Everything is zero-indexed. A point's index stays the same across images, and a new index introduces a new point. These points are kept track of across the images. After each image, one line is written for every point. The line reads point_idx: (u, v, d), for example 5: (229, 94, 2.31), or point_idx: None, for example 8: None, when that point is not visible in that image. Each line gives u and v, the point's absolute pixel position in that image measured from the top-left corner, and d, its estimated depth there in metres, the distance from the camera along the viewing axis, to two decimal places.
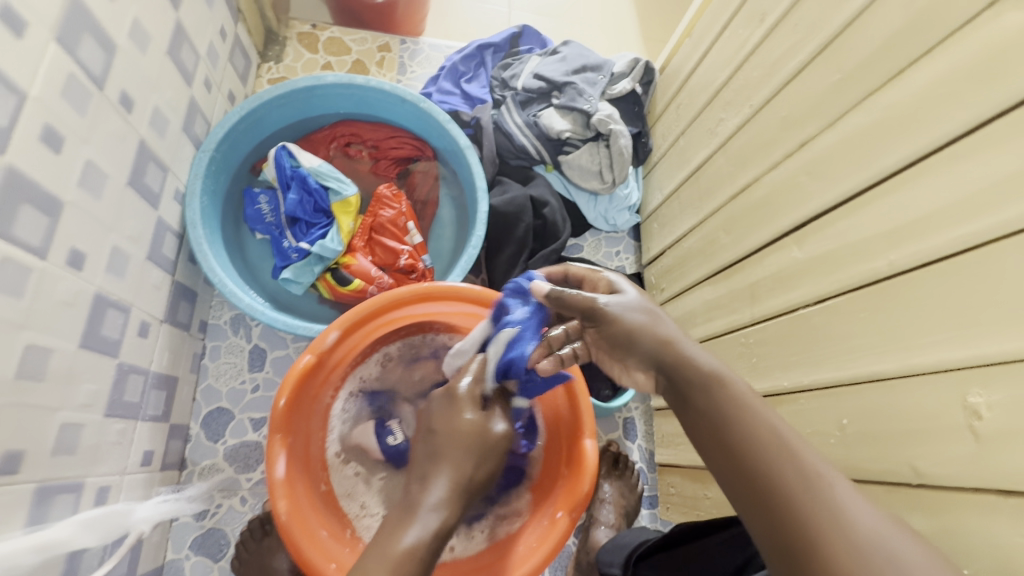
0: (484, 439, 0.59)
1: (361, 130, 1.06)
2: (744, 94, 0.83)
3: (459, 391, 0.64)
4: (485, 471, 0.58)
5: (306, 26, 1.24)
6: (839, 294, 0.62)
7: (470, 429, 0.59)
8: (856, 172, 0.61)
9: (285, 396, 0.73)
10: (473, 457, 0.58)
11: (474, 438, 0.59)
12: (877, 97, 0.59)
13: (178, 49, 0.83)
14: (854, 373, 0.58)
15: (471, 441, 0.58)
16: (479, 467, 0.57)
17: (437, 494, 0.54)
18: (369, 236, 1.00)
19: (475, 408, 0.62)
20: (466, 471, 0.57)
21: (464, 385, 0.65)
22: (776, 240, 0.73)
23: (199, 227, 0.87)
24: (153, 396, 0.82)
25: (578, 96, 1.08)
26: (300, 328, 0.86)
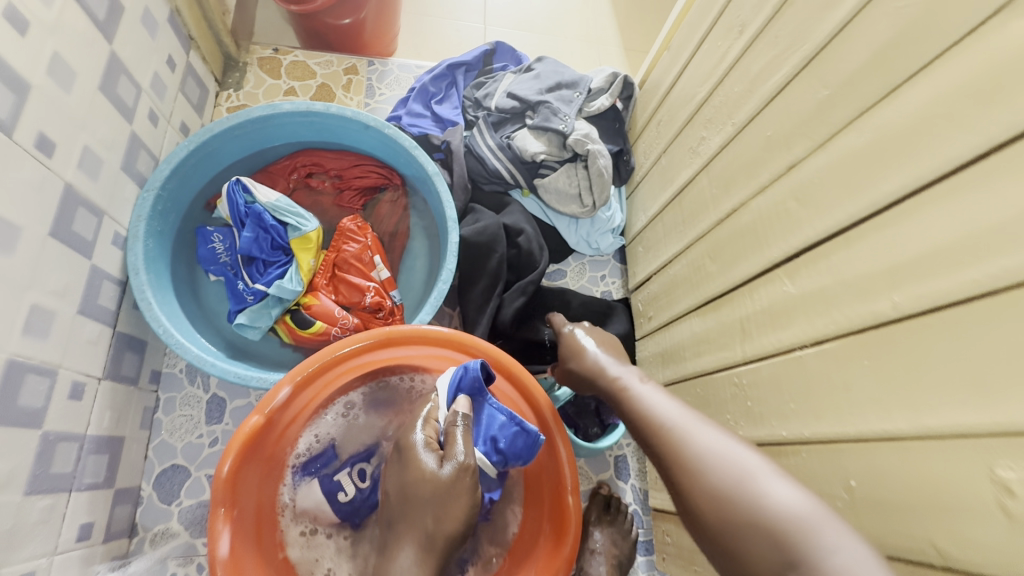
0: (441, 490, 0.61)
1: (324, 159, 1.00)
2: (725, 112, 0.77)
3: (410, 445, 0.65)
4: (451, 519, 0.60)
5: (267, 50, 1.18)
6: (837, 337, 0.55)
7: (426, 482, 0.61)
8: (850, 200, 0.54)
9: (229, 461, 0.66)
10: (433, 511, 0.60)
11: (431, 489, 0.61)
12: (870, 116, 0.53)
13: (113, 83, 0.77)
14: (861, 430, 0.52)
15: (429, 495, 0.61)
16: (443, 519, 0.60)
17: (407, 555, 0.59)
18: (333, 272, 0.93)
19: (425, 460, 0.63)
20: (427, 529, 0.60)
21: (417, 439, 0.65)
22: (765, 272, 0.66)
23: (142, 273, 0.80)
24: (92, 462, 0.75)
25: (552, 115, 1.01)
26: (253, 380, 0.79)
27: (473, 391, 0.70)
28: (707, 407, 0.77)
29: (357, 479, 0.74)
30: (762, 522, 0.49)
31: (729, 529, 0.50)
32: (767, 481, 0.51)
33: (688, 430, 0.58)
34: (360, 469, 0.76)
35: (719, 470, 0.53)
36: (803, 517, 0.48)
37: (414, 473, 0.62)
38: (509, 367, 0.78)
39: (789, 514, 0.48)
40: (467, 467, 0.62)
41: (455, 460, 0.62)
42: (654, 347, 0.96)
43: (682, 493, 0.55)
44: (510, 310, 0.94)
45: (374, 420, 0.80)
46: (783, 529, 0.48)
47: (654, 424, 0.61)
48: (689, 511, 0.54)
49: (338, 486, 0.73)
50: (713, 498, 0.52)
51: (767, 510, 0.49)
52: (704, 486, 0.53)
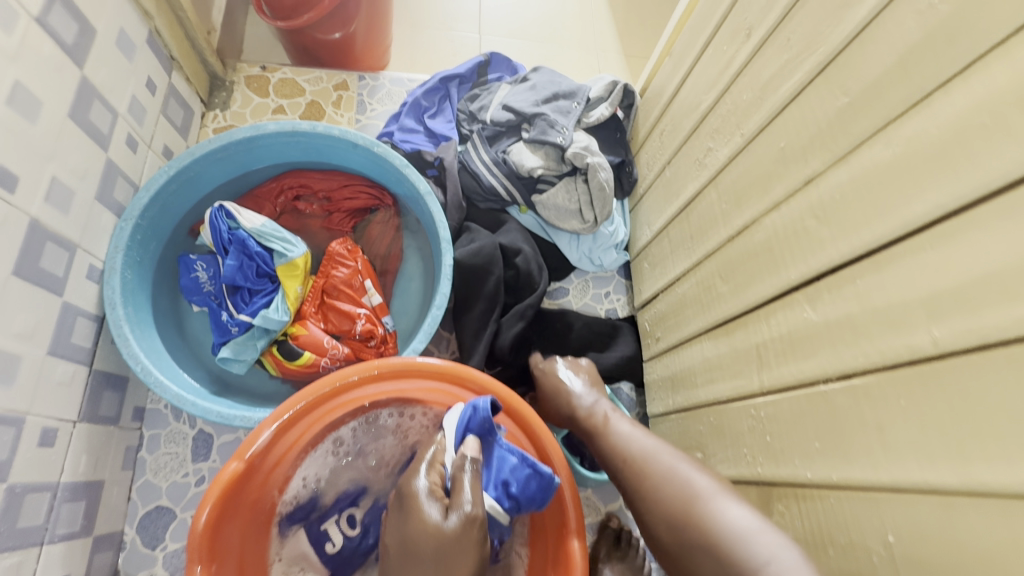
0: (445, 544, 0.54)
1: (312, 181, 0.96)
2: (733, 121, 0.72)
3: (410, 497, 0.58)
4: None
5: (255, 68, 1.15)
6: (869, 372, 0.49)
7: (429, 536, 0.55)
8: (879, 219, 0.49)
9: (207, 509, 0.61)
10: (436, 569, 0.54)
11: (432, 542, 0.54)
12: (899, 126, 0.47)
13: (85, 109, 0.73)
14: (899, 478, 0.46)
15: (430, 554, 0.54)
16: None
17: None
18: (322, 299, 0.89)
19: (424, 515, 0.56)
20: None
21: (419, 489, 0.59)
22: (783, 295, 0.61)
23: (119, 307, 0.75)
24: (66, 511, 0.70)
25: (549, 128, 0.96)
26: (237, 419, 0.74)
27: (481, 430, 0.65)
28: (722, 439, 0.71)
29: (345, 528, 0.72)
30: (710, 540, 0.56)
31: (685, 549, 0.58)
32: (716, 503, 0.58)
33: (650, 459, 0.65)
34: (348, 515, 0.73)
35: (676, 496, 0.60)
36: (745, 536, 0.54)
37: (415, 525, 0.56)
38: (507, 400, 0.73)
39: (733, 533, 0.55)
40: (474, 516, 0.56)
41: (461, 510, 0.56)
42: (663, 370, 0.90)
43: (646, 518, 0.62)
44: (507, 336, 0.90)
45: (361, 460, 0.76)
46: (727, 546, 0.54)
47: (623, 453, 0.68)
48: (651, 533, 0.61)
49: (326, 537, 0.71)
50: (671, 522, 0.59)
51: (716, 530, 0.56)
52: (662, 510, 0.60)
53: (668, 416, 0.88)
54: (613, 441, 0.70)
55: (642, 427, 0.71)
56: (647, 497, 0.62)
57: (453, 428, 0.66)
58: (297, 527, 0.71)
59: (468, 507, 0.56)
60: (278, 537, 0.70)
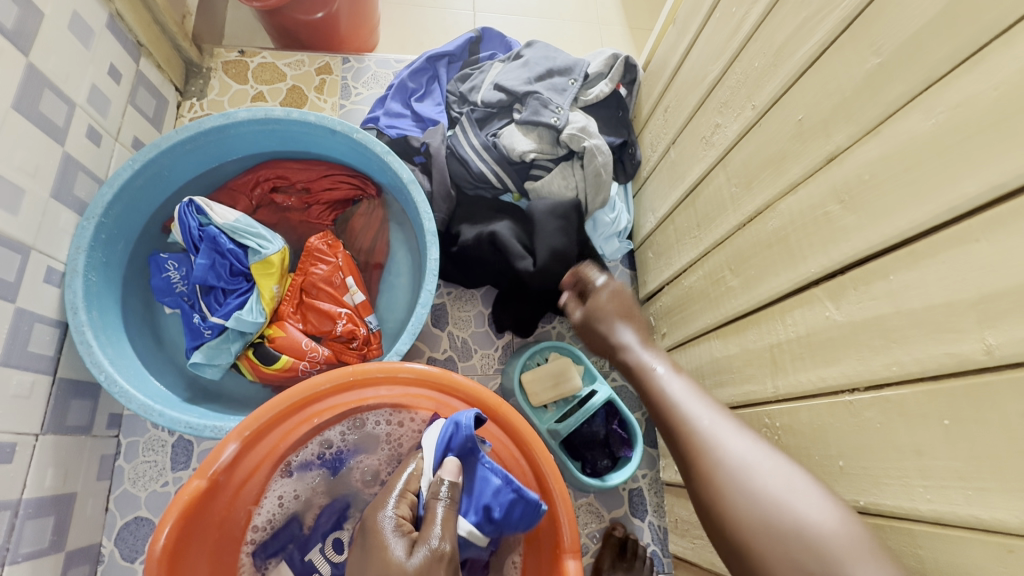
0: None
1: (289, 171, 0.90)
2: (743, 93, 0.64)
3: (377, 534, 0.53)
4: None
5: (233, 53, 1.08)
6: (902, 383, 0.42)
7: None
8: (917, 202, 0.41)
9: (168, 524, 0.56)
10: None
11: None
12: (940, 89, 0.39)
13: (33, 98, 0.68)
14: (940, 508, 0.39)
15: None
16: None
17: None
18: (301, 298, 0.83)
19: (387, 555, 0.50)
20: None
21: (386, 524, 0.54)
22: (799, 291, 0.54)
23: (81, 313, 0.71)
24: (31, 529, 0.67)
25: (542, 107, 0.89)
26: (206, 430, 0.69)
27: (462, 449, 0.60)
28: None
29: (330, 556, 0.67)
30: (806, 544, 0.41)
31: (773, 545, 0.42)
32: (810, 501, 0.43)
33: (718, 436, 0.50)
34: (335, 539, 0.68)
35: (756, 477, 0.45)
36: (839, 541, 0.41)
37: (378, 563, 0.50)
38: (496, 408, 0.67)
39: (837, 541, 0.41)
40: (445, 551, 0.50)
41: (427, 546, 0.51)
42: None
43: (710, 496, 0.47)
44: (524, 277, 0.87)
45: (343, 472, 0.73)
46: (821, 552, 0.40)
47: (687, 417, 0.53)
48: (711, 516, 0.47)
49: (311, 568, 0.66)
50: (749, 510, 0.44)
51: (813, 534, 0.41)
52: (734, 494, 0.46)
53: None
54: (672, 410, 0.54)
55: (702, 390, 0.55)
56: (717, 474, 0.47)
57: (435, 446, 0.62)
58: (275, 559, 0.68)
59: (439, 541, 0.51)
60: (255, 567, 0.67)
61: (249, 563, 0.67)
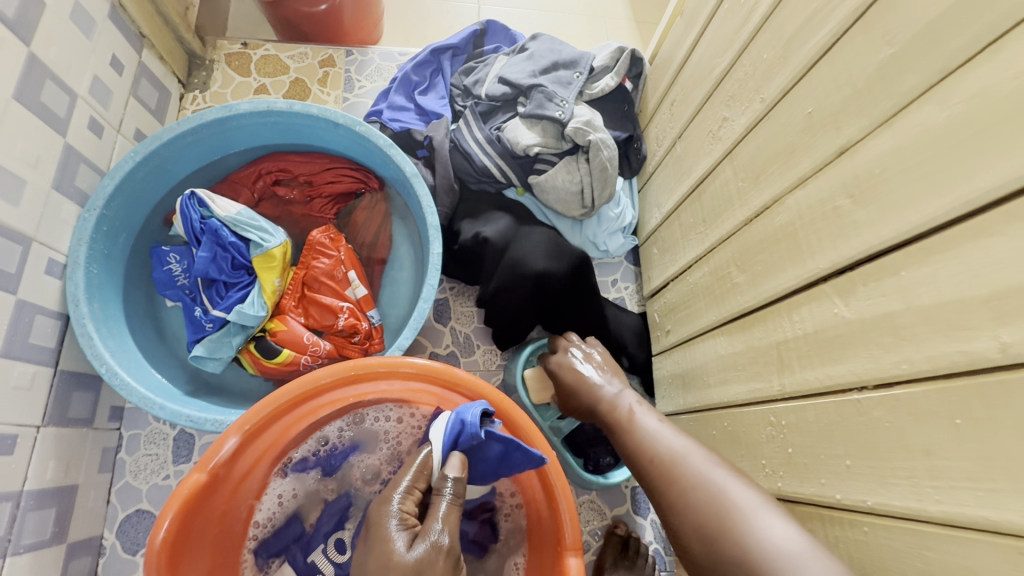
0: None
1: (291, 164, 0.89)
2: (751, 86, 0.63)
3: (380, 531, 0.52)
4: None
5: (236, 45, 1.08)
6: (912, 381, 0.41)
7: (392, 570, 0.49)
8: (930, 196, 0.40)
9: (171, 516, 0.56)
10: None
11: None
12: (958, 78, 0.38)
13: (34, 88, 0.67)
14: (949, 509, 0.38)
15: None
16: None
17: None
18: (303, 291, 0.83)
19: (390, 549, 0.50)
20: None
21: (392, 519, 0.53)
22: (807, 287, 0.53)
23: (83, 304, 0.70)
24: (33, 520, 0.66)
25: (547, 101, 0.88)
26: (208, 423, 0.69)
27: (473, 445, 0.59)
28: (738, 447, 0.64)
29: (334, 556, 0.68)
30: (746, 558, 0.48)
31: (716, 564, 0.50)
32: (756, 519, 0.49)
33: (679, 464, 0.57)
34: (337, 539, 0.69)
35: (711, 501, 0.52)
36: (786, 551, 0.46)
37: (380, 557, 0.50)
38: (498, 404, 0.66)
39: (777, 554, 0.46)
40: (446, 547, 0.51)
41: (428, 540, 0.51)
42: (673, 366, 0.82)
43: (672, 523, 0.55)
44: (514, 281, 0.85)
45: (343, 470, 0.73)
46: (759, 564, 0.47)
47: (652, 449, 0.61)
48: (682, 542, 0.54)
49: (315, 569, 0.67)
50: (706, 531, 0.51)
51: (754, 550, 0.47)
52: (694, 516, 0.53)
53: (678, 416, 0.81)
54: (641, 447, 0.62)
55: (672, 424, 0.63)
56: (674, 504, 0.55)
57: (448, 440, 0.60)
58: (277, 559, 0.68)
59: (441, 535, 0.51)
60: (256, 567, 0.67)
61: (250, 561, 0.67)
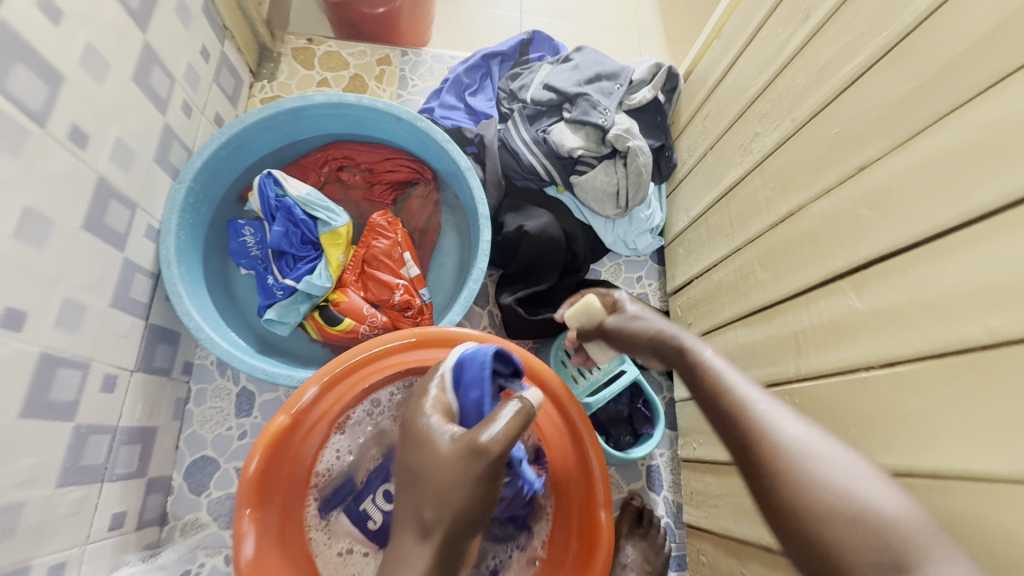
0: (453, 482, 0.47)
1: (355, 152, 0.98)
2: (784, 106, 0.71)
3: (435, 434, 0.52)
4: (452, 510, 0.47)
5: (301, 40, 1.17)
6: (911, 360, 0.50)
7: (429, 468, 0.49)
8: (939, 208, 0.48)
9: (256, 459, 0.66)
10: (432, 509, 0.47)
11: (433, 487, 0.48)
12: (967, 110, 0.47)
13: (146, 73, 0.76)
14: (938, 464, 0.47)
15: (439, 487, 0.48)
16: (447, 508, 0.47)
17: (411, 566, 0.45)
18: (362, 268, 0.91)
19: (445, 451, 0.49)
20: (423, 516, 0.48)
21: (433, 423, 0.53)
22: (827, 283, 0.61)
23: (173, 266, 0.79)
24: (123, 453, 0.75)
25: (591, 109, 0.96)
26: (280, 376, 0.78)
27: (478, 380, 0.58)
28: None
29: (381, 505, 0.74)
30: (862, 532, 0.39)
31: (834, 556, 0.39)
32: (860, 488, 0.41)
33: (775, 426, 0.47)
34: (384, 492, 0.75)
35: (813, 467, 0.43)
36: (908, 526, 0.39)
37: (423, 455, 0.50)
38: (541, 373, 0.75)
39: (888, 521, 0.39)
40: (497, 448, 0.48)
41: (473, 441, 0.48)
42: None
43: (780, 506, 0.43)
44: (542, 271, 0.97)
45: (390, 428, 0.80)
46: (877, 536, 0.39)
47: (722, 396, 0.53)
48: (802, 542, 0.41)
49: (366, 515, 0.74)
50: (815, 508, 0.41)
51: (864, 517, 0.40)
52: (803, 494, 0.42)
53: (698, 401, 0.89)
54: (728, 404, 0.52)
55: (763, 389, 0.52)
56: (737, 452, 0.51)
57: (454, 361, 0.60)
58: (336, 510, 0.76)
59: (489, 438, 0.48)
60: (320, 518, 0.75)
61: (314, 512, 0.74)
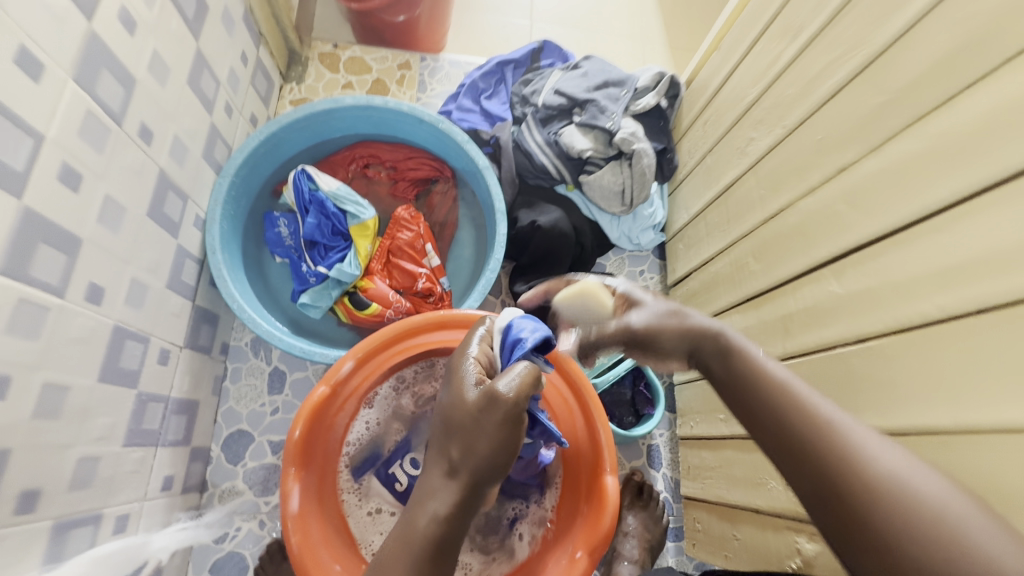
0: (477, 426, 0.53)
1: (380, 151, 1.06)
2: (776, 113, 0.79)
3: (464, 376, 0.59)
4: (475, 455, 0.52)
5: (327, 46, 1.24)
6: (880, 335, 0.58)
7: (457, 409, 0.55)
8: (904, 204, 0.56)
9: (300, 426, 0.73)
10: (459, 452, 0.53)
11: (459, 432, 0.54)
12: (928, 121, 0.55)
13: (199, 76, 0.83)
14: (901, 423, 0.54)
15: (462, 426, 0.54)
16: (473, 449, 0.52)
17: (437, 500, 0.51)
18: (387, 258, 0.99)
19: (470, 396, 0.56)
20: (451, 458, 0.53)
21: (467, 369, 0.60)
22: (811, 271, 0.69)
23: (218, 253, 0.86)
24: (173, 421, 0.82)
25: (600, 113, 1.04)
26: (316, 354, 0.85)
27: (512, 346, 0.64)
28: None
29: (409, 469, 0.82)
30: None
31: None
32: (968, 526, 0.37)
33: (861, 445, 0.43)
34: (410, 459, 0.83)
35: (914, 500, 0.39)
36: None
37: (453, 398, 0.57)
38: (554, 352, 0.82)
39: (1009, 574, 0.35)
40: (512, 399, 0.54)
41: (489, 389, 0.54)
42: None
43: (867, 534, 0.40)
44: (553, 263, 1.04)
45: (414, 403, 0.87)
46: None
47: (798, 407, 0.47)
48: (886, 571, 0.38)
49: (394, 478, 0.82)
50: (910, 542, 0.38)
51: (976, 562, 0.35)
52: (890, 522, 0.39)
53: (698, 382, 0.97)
54: (803, 419, 0.46)
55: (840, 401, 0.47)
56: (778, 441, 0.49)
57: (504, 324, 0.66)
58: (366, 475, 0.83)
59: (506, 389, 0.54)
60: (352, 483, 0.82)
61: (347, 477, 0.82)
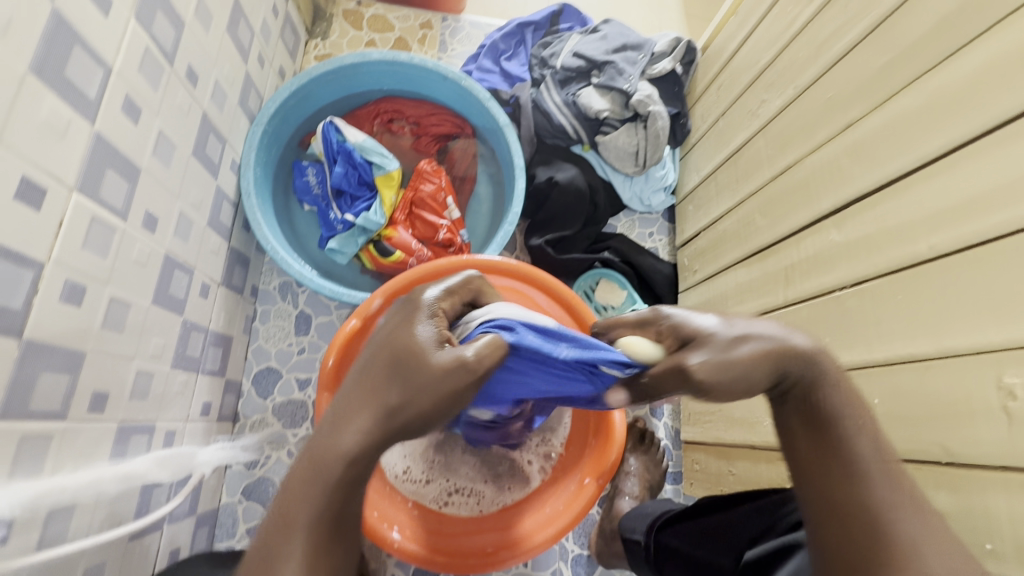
0: (431, 384, 0.48)
1: (404, 107, 1.09)
2: (788, 75, 0.82)
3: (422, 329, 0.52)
4: (417, 406, 0.48)
5: (351, 3, 1.27)
6: (874, 276, 0.63)
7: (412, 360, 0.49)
8: (903, 156, 0.60)
9: (333, 356, 0.81)
10: (398, 400, 0.49)
11: (403, 381, 0.49)
12: (929, 77, 0.58)
13: (236, 25, 0.87)
14: (888, 355, 0.60)
15: (413, 378, 0.48)
16: (417, 399, 0.48)
17: (354, 437, 0.49)
18: (410, 210, 1.03)
19: (428, 351, 0.49)
20: (386, 402, 0.49)
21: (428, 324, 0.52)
22: (815, 223, 0.73)
23: (253, 198, 0.91)
24: (212, 352, 0.88)
25: (618, 75, 1.08)
26: (345, 295, 0.91)
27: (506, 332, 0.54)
28: None
29: None
30: None
31: None
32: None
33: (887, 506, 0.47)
34: None
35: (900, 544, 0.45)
36: None
37: (410, 347, 0.50)
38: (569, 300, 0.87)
39: None
40: (469, 365, 0.49)
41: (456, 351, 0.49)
42: (697, 298, 1.04)
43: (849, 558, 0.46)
44: (568, 219, 1.09)
45: None
46: None
47: (839, 450, 0.50)
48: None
49: None
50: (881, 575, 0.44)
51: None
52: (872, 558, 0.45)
53: None
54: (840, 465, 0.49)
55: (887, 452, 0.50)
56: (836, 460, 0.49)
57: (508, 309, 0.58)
58: None
59: (467, 358, 0.48)
60: None
61: None
